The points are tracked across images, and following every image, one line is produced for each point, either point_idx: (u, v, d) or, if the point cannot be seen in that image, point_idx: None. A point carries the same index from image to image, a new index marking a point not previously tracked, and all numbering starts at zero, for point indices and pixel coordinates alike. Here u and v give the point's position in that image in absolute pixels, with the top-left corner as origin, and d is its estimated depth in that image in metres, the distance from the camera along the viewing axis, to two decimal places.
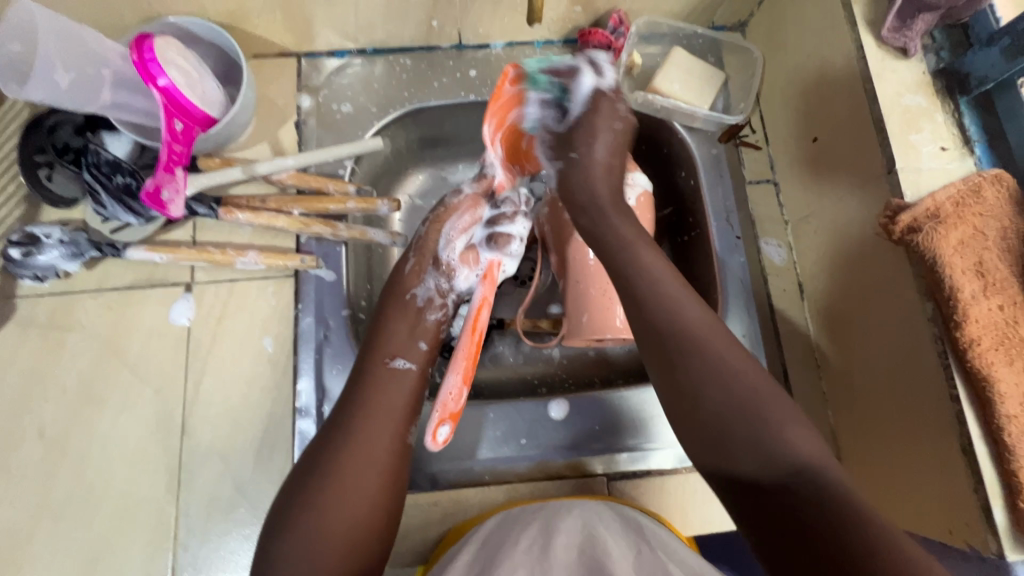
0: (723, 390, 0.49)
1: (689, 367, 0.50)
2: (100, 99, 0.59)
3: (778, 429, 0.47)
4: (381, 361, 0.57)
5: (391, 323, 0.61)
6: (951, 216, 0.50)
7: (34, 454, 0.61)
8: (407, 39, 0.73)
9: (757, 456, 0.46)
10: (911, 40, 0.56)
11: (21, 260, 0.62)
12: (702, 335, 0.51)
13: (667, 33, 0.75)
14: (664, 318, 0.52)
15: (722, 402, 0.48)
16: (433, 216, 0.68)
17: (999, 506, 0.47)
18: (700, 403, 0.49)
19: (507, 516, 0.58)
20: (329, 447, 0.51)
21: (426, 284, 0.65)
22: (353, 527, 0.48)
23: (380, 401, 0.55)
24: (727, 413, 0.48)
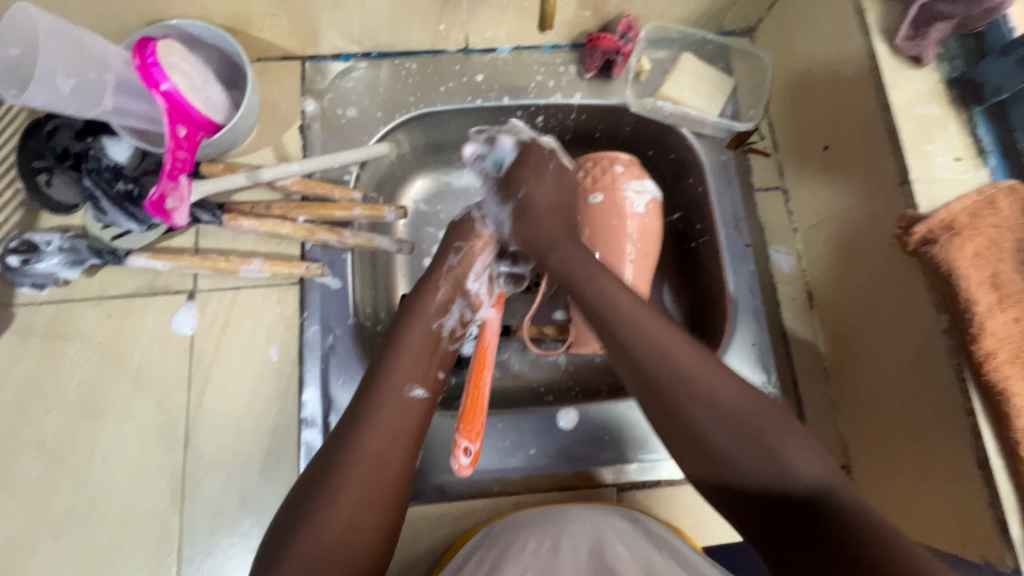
0: (720, 414, 0.47)
1: (683, 411, 0.49)
2: (103, 104, 0.57)
3: (785, 455, 0.45)
4: (396, 384, 0.53)
5: (408, 341, 0.57)
6: (967, 228, 0.50)
7: (34, 466, 0.60)
8: (413, 43, 0.72)
9: (774, 477, 0.44)
10: (926, 49, 0.56)
11: (19, 268, 0.60)
12: (694, 370, 0.50)
13: (676, 39, 0.75)
14: (643, 363, 0.51)
15: (729, 441, 0.47)
16: (463, 247, 0.65)
17: (1014, 520, 0.47)
18: (705, 444, 0.48)
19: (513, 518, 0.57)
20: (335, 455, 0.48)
21: (452, 315, 0.61)
22: (354, 541, 0.45)
23: (388, 415, 0.51)
24: (728, 438, 0.47)
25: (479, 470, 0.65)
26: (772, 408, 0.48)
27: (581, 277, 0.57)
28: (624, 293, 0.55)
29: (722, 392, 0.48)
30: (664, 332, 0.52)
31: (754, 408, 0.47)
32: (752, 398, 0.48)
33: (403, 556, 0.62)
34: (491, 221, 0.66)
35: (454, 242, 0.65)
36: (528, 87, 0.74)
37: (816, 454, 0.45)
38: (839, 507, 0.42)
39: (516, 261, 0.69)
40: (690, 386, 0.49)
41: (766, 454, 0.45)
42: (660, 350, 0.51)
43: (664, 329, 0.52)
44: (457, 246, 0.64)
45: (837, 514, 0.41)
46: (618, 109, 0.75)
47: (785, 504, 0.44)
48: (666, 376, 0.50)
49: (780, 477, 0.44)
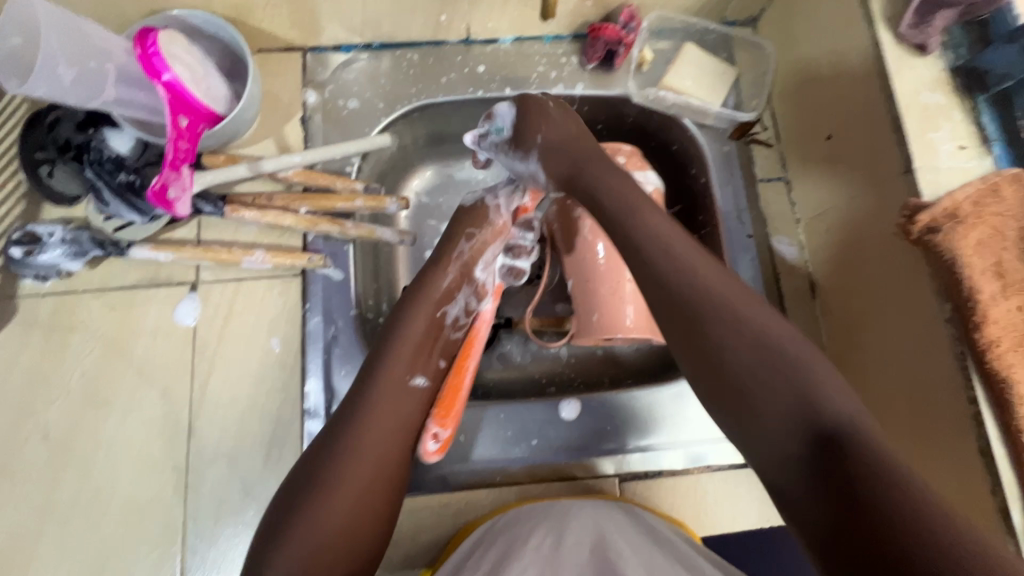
0: (754, 340, 0.46)
1: (711, 326, 0.47)
2: (104, 94, 0.57)
3: (816, 385, 0.43)
4: (398, 370, 0.55)
5: (411, 325, 0.59)
6: (970, 216, 0.50)
7: (39, 456, 0.60)
8: (415, 34, 0.72)
9: (795, 402, 0.43)
10: (930, 37, 0.56)
11: (22, 260, 0.61)
12: (729, 299, 0.48)
13: (679, 29, 0.75)
14: (662, 295, 0.50)
15: (749, 355, 0.45)
16: (476, 233, 0.67)
17: (1016, 508, 0.47)
18: (729, 374, 0.46)
19: (516, 511, 0.57)
20: (336, 446, 0.48)
21: (458, 303, 0.64)
22: (355, 532, 0.45)
23: (387, 403, 0.52)
24: (760, 370, 0.45)
25: (481, 461, 0.65)
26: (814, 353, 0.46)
27: (620, 199, 0.55)
28: (666, 224, 0.53)
29: (763, 321, 0.47)
30: (696, 253, 0.51)
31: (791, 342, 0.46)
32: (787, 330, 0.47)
33: (405, 546, 0.62)
34: (503, 210, 0.69)
35: (468, 229, 0.67)
36: (529, 77, 0.74)
37: (849, 395, 0.43)
38: (853, 444, 0.39)
39: (518, 253, 0.70)
40: (729, 310, 0.47)
41: (792, 385, 0.43)
42: (693, 282, 0.49)
43: (690, 247, 0.51)
44: (470, 233, 0.66)
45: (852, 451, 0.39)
46: (620, 99, 0.75)
47: (794, 442, 0.42)
48: (693, 293, 0.49)
49: (804, 410, 0.42)
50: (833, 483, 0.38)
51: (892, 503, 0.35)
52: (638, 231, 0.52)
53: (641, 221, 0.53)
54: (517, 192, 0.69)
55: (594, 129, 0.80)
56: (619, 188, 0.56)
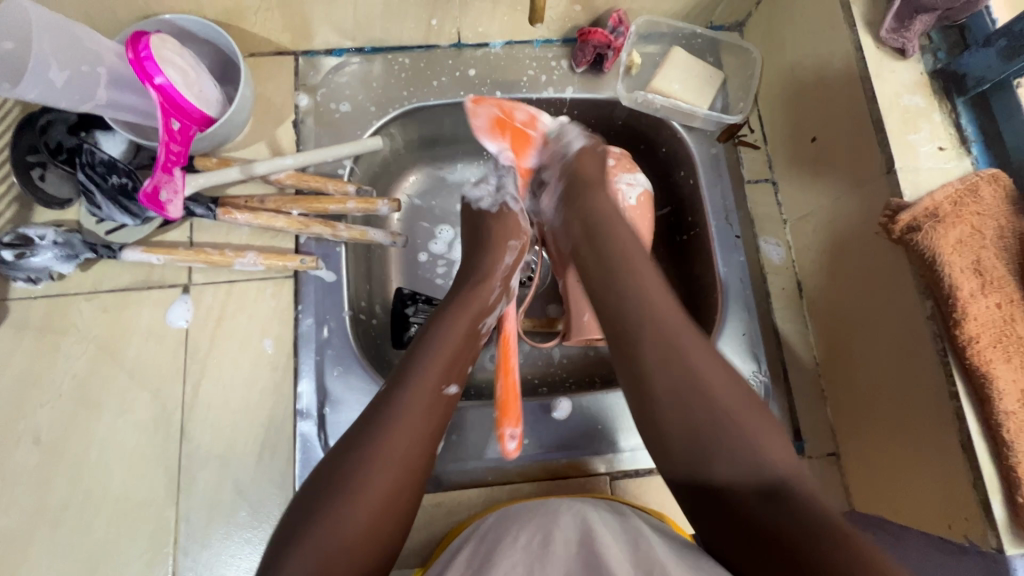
0: (703, 393, 0.49)
1: (675, 377, 0.50)
2: (96, 97, 0.57)
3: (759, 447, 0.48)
4: (435, 379, 0.52)
5: (449, 331, 0.56)
6: (950, 215, 0.51)
7: (30, 459, 0.60)
8: (406, 38, 0.73)
9: (745, 468, 0.46)
10: (910, 41, 0.57)
11: (14, 262, 0.61)
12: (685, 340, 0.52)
13: (667, 33, 0.76)
14: (634, 311, 0.54)
15: (703, 424, 0.49)
16: (518, 245, 0.66)
17: (997, 501, 0.48)
18: (696, 385, 0.50)
19: (507, 511, 0.58)
20: (362, 441, 0.47)
21: (495, 313, 0.62)
22: (374, 542, 0.45)
23: (417, 413, 0.50)
24: (705, 424, 0.49)
25: (474, 461, 0.65)
26: (754, 405, 0.50)
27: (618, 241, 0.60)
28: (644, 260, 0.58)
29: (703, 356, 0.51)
30: (660, 291, 0.56)
31: (745, 398, 0.50)
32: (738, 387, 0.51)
33: None
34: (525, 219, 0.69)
35: (510, 240, 0.66)
36: (520, 81, 0.75)
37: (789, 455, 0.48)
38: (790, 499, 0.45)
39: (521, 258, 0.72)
40: (689, 370, 0.50)
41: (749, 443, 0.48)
42: (669, 343, 0.52)
43: (663, 294, 0.55)
44: (511, 244, 0.65)
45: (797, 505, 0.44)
46: (610, 102, 0.76)
47: (748, 488, 0.46)
48: (666, 350, 0.51)
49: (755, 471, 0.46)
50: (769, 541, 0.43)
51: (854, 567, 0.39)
52: (624, 272, 0.56)
53: (614, 227, 0.61)
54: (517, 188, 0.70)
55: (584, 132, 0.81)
56: (618, 230, 0.60)
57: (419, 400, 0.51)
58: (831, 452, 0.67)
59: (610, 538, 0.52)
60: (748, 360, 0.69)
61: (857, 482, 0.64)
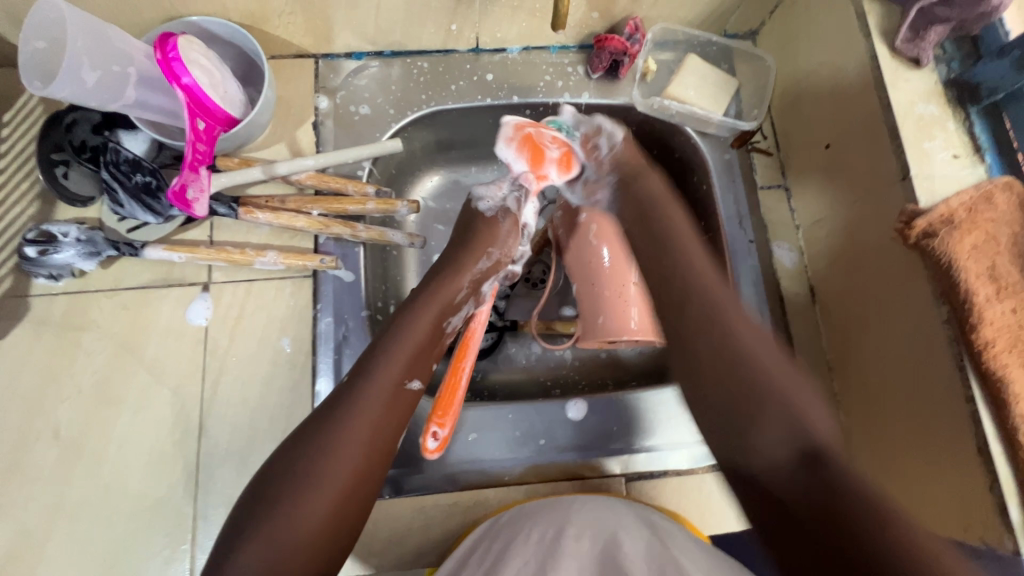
0: (732, 349, 0.59)
1: (739, 352, 0.58)
2: (124, 97, 0.58)
3: (804, 416, 0.53)
4: (396, 372, 0.55)
5: (413, 327, 0.58)
6: (965, 221, 0.52)
7: (49, 455, 0.60)
8: (425, 43, 0.74)
9: (787, 439, 0.51)
10: (925, 50, 0.58)
11: (36, 259, 0.61)
12: (738, 327, 0.60)
13: (682, 41, 0.77)
14: (700, 309, 0.63)
15: (769, 408, 0.54)
16: (497, 253, 0.67)
17: (1014, 504, 0.48)
18: (740, 356, 0.58)
19: (520, 509, 0.58)
20: (320, 433, 0.49)
21: (461, 313, 0.64)
22: (329, 530, 0.47)
23: (371, 402, 0.52)
24: (763, 427, 0.54)
25: (489, 459, 0.66)
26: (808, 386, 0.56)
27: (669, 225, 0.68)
28: (697, 251, 0.67)
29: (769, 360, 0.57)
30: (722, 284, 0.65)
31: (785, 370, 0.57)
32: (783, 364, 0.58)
33: (413, 545, 0.63)
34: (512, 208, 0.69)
35: (487, 248, 0.66)
36: (536, 86, 0.76)
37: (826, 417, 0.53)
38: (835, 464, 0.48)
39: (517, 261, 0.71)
40: (764, 372, 0.56)
41: (794, 411, 0.53)
42: (727, 349, 0.59)
43: (763, 346, 0.59)
44: (489, 254, 0.66)
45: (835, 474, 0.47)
46: (625, 108, 0.77)
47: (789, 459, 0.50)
48: (732, 326, 0.60)
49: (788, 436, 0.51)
50: (810, 503, 0.46)
51: (886, 534, 0.42)
52: (694, 299, 0.63)
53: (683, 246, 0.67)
54: (520, 197, 0.69)
55: None
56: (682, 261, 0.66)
57: (376, 398, 0.52)
58: None
59: (623, 537, 0.52)
60: None
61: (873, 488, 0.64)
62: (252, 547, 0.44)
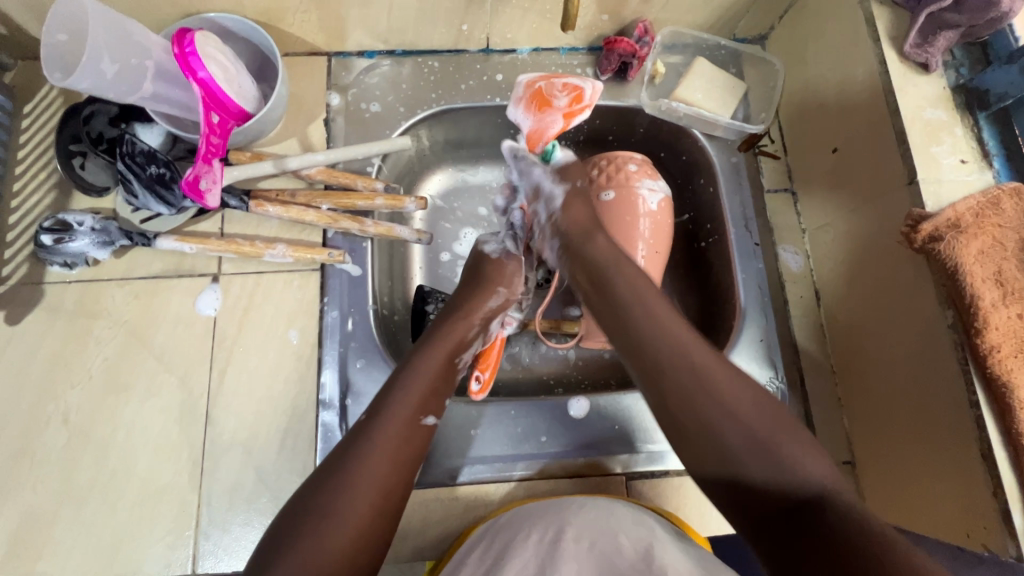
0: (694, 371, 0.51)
1: (679, 390, 0.51)
2: (142, 89, 0.59)
3: (799, 467, 0.45)
4: (412, 405, 0.54)
5: (426, 361, 0.58)
6: (972, 226, 0.52)
7: (58, 439, 0.61)
8: (436, 42, 0.75)
9: (771, 474, 0.45)
10: (933, 56, 0.58)
11: (52, 247, 0.63)
12: (699, 361, 0.51)
13: (690, 44, 0.78)
14: (648, 349, 0.53)
15: (741, 443, 0.47)
16: (505, 292, 0.67)
17: (1017, 510, 0.48)
18: (662, 366, 0.52)
19: (518, 510, 0.58)
20: (342, 462, 0.48)
21: (471, 351, 0.64)
22: (355, 557, 0.45)
23: (391, 431, 0.52)
24: (753, 461, 0.46)
25: (492, 456, 0.66)
26: (784, 420, 0.48)
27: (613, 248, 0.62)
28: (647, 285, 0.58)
29: (736, 396, 0.49)
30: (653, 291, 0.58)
31: (739, 386, 0.50)
32: (728, 369, 0.51)
33: (414, 537, 0.63)
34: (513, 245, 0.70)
35: (498, 286, 0.66)
36: None
37: (820, 461, 0.45)
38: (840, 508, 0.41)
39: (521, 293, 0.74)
40: (745, 427, 0.47)
41: (765, 451, 0.46)
42: (706, 382, 0.50)
43: (694, 341, 0.53)
44: (498, 291, 0.66)
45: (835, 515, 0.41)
46: (632, 110, 0.77)
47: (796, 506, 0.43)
48: (670, 358, 0.52)
49: (776, 474, 0.45)
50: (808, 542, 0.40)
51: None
52: (628, 309, 0.56)
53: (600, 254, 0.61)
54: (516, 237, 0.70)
55: (605, 140, 0.83)
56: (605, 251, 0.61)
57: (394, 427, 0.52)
58: (847, 461, 0.67)
59: (622, 538, 0.51)
60: (765, 366, 0.69)
61: (874, 493, 0.64)
62: (279, 569, 0.42)
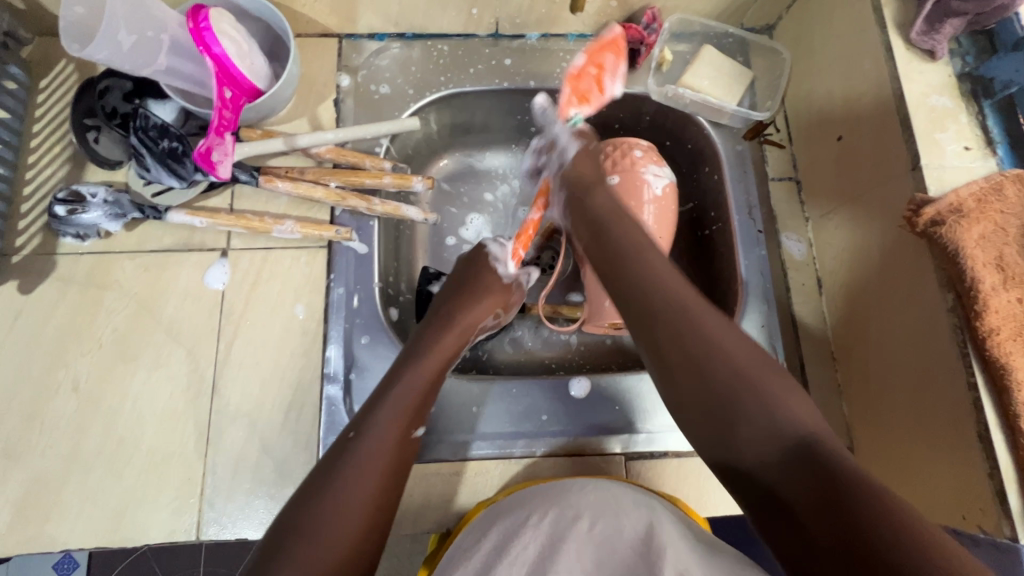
0: (687, 322, 0.53)
1: (679, 331, 0.52)
2: (156, 63, 0.60)
3: (779, 410, 0.47)
4: (402, 425, 0.54)
5: (415, 370, 0.58)
6: (974, 211, 0.52)
7: (68, 406, 0.62)
8: (446, 26, 0.76)
9: (765, 427, 0.46)
10: (939, 43, 0.59)
11: (65, 218, 0.64)
12: (695, 310, 0.54)
13: (698, 32, 0.79)
14: (648, 293, 0.55)
15: (730, 384, 0.49)
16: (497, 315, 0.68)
17: (1012, 490, 0.49)
18: (655, 313, 0.54)
19: (522, 492, 0.57)
20: (339, 464, 0.49)
21: (451, 365, 0.63)
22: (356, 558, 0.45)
23: (383, 448, 0.51)
24: (746, 407, 0.48)
25: (494, 433, 0.67)
26: (768, 367, 0.50)
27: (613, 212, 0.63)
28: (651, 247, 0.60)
29: (727, 341, 0.51)
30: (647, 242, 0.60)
31: (727, 338, 0.52)
32: (714, 317, 0.53)
33: (415, 511, 0.64)
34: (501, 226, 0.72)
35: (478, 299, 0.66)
36: (553, 71, 0.77)
37: (804, 409, 0.47)
38: (817, 450, 0.44)
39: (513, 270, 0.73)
40: (734, 370, 0.49)
41: (755, 400, 0.48)
42: (696, 331, 0.52)
43: (684, 289, 0.56)
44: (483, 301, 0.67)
45: (819, 460, 0.42)
46: (639, 97, 0.78)
47: (776, 458, 0.44)
48: (663, 302, 0.54)
49: (767, 424, 0.46)
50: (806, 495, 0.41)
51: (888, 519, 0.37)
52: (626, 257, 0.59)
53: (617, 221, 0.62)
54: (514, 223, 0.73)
55: (611, 127, 0.84)
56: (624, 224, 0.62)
57: (383, 424, 0.52)
58: (845, 447, 0.67)
59: (627, 522, 0.50)
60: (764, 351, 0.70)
61: None
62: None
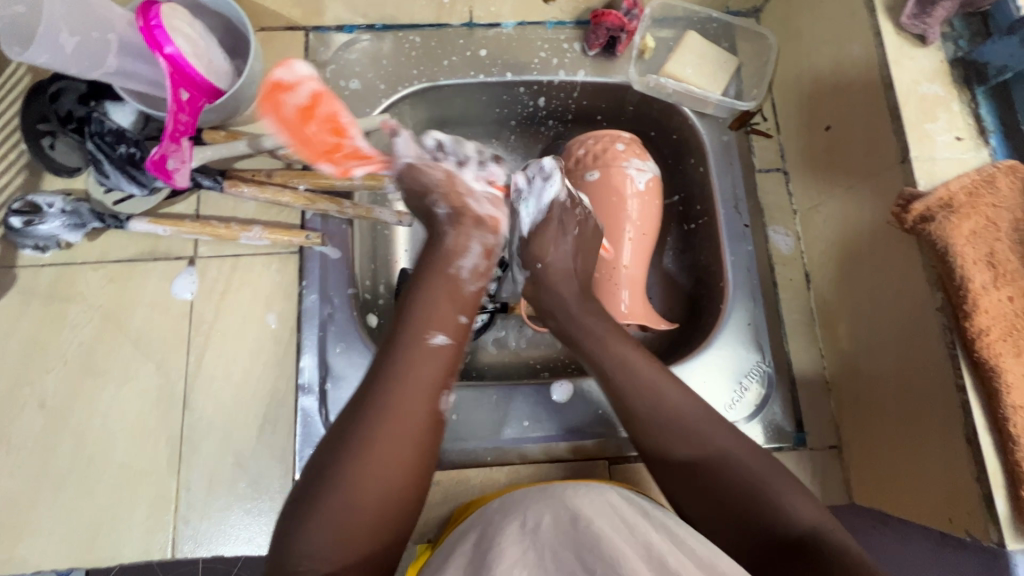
0: (674, 424, 0.53)
1: (671, 445, 0.52)
2: (106, 64, 0.57)
3: (781, 500, 0.48)
4: (419, 338, 0.51)
5: (428, 292, 0.54)
6: (965, 206, 0.50)
7: (34, 424, 0.61)
8: (417, 16, 0.72)
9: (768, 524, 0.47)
10: (930, 27, 0.56)
11: (22, 229, 0.62)
12: (688, 418, 0.53)
13: (682, 17, 0.75)
14: (635, 398, 0.54)
15: (736, 484, 0.49)
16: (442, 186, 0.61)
17: (1000, 496, 0.47)
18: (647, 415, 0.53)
19: (509, 498, 0.55)
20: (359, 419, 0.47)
21: (471, 253, 0.58)
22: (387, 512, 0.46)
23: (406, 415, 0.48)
24: (742, 497, 0.49)
25: (476, 440, 0.65)
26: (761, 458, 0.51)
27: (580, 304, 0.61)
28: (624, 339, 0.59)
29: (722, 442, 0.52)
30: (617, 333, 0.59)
31: (718, 431, 0.53)
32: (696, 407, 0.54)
33: None
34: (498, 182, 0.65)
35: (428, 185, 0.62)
36: (531, 62, 0.74)
37: (805, 501, 0.49)
38: (828, 547, 0.44)
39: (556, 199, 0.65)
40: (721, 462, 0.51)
41: (760, 496, 0.49)
42: (689, 432, 0.52)
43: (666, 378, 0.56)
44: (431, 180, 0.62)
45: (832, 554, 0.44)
46: (621, 87, 0.75)
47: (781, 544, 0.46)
48: (655, 407, 0.54)
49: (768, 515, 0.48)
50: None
51: None
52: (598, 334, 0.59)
53: (583, 319, 0.60)
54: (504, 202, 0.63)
55: (594, 119, 0.81)
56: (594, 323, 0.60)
57: (422, 363, 0.50)
58: (833, 445, 0.66)
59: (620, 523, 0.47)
60: (751, 349, 0.68)
61: (859, 477, 0.63)
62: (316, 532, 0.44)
